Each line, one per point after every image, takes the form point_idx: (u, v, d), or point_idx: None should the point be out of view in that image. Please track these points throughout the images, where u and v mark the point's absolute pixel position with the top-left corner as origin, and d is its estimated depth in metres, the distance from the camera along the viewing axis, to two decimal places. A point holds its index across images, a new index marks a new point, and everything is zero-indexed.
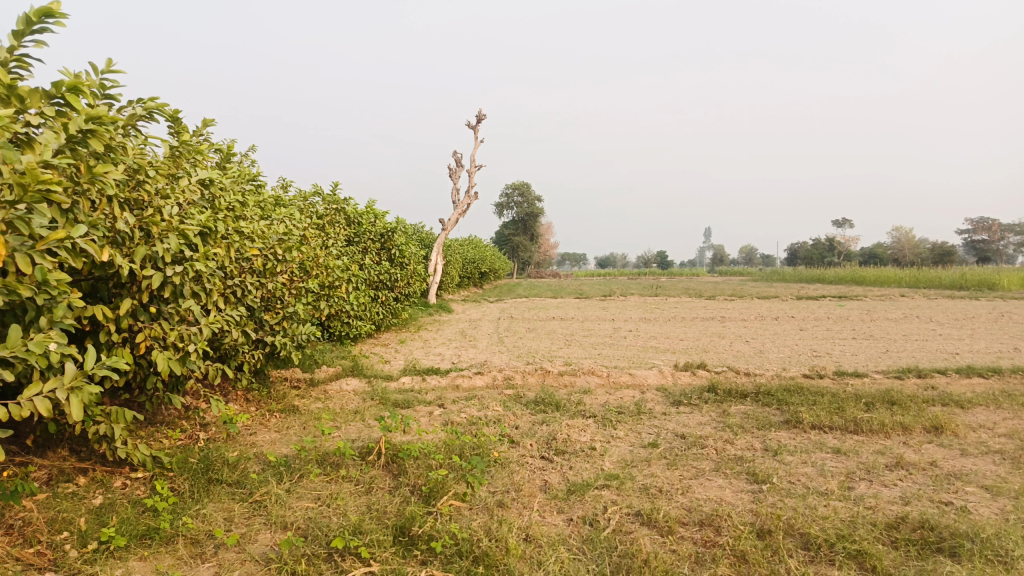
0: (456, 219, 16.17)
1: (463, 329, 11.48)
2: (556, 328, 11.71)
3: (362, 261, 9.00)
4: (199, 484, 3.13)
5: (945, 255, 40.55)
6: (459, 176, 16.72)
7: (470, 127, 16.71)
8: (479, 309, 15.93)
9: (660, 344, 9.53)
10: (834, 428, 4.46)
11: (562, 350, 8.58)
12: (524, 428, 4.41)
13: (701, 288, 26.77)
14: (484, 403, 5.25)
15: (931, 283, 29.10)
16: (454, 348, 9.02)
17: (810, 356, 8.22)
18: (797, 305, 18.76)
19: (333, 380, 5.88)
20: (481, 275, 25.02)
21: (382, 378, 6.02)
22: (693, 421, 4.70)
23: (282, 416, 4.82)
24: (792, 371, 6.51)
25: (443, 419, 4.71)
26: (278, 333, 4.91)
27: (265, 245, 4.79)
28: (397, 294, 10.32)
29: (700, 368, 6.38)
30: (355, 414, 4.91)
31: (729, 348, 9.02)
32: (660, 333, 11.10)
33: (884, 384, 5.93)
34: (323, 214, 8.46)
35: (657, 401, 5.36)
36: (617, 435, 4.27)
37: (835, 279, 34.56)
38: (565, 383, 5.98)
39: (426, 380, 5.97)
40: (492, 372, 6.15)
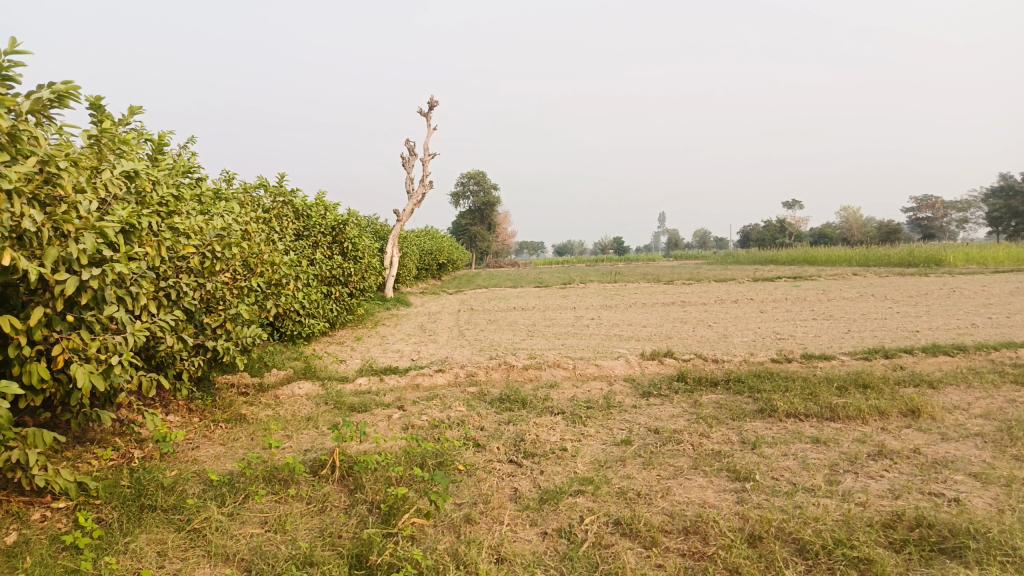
0: (411, 211, 15.79)
1: (422, 323, 11.16)
2: (517, 319, 11.46)
3: (312, 256, 8.61)
4: (130, 514, 2.79)
5: (892, 233, 41.53)
6: (412, 166, 16.30)
7: (422, 115, 16.28)
8: (437, 301, 15.62)
9: (624, 332, 9.37)
10: (810, 415, 4.31)
11: (525, 342, 8.34)
12: (490, 429, 4.15)
13: (659, 272, 26.85)
14: (446, 403, 4.97)
15: (880, 261, 29.71)
16: (412, 344, 8.71)
17: (775, 338, 8.13)
18: (755, 287, 18.85)
19: (284, 385, 5.54)
20: (438, 267, 24.66)
21: (337, 380, 5.69)
22: (666, 414, 4.50)
23: (228, 427, 4.48)
24: (761, 356, 6.37)
25: (403, 423, 4.41)
26: (221, 336, 4.57)
27: (201, 242, 4.45)
28: (352, 289, 9.94)
29: (668, 356, 6.20)
30: (308, 421, 4.59)
31: (693, 334, 8.89)
32: (622, 320, 10.95)
33: (853, 366, 5.83)
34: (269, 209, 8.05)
35: (626, 393, 5.15)
36: (588, 432, 4.05)
37: (788, 260, 35.07)
38: (531, 377, 5.73)
39: (384, 380, 5.66)
40: (453, 368, 5.87)
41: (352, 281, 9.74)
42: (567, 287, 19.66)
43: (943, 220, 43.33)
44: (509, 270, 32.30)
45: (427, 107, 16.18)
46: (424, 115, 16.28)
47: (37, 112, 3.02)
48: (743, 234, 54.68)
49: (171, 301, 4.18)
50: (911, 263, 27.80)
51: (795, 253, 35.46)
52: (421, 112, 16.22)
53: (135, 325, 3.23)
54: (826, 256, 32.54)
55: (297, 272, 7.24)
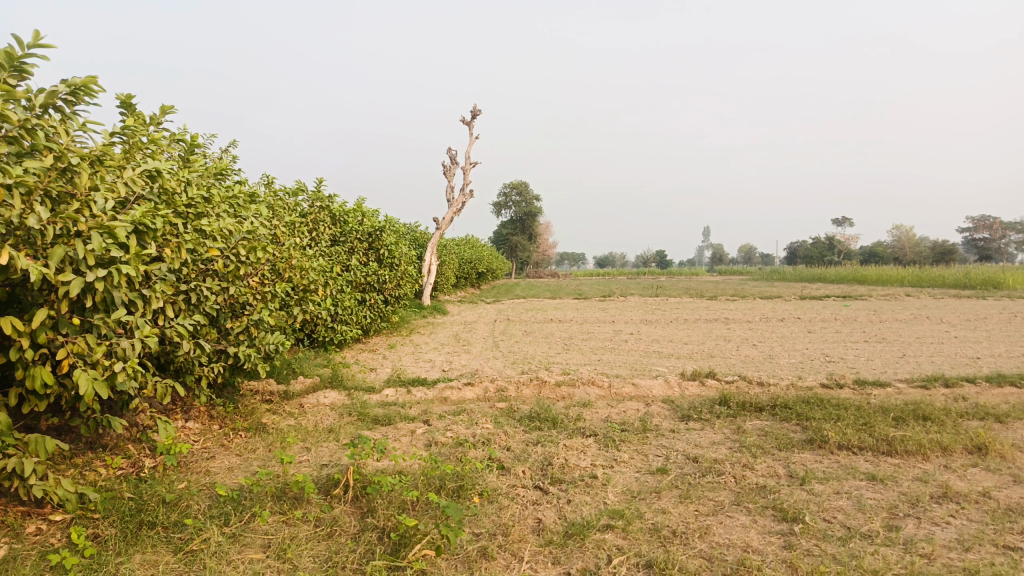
0: (451, 219, 15.69)
1: (457, 333, 10.99)
2: (554, 332, 11.21)
3: (347, 262, 8.51)
4: (127, 531, 2.64)
5: (946, 253, 40.11)
6: (453, 174, 16.22)
7: (465, 123, 16.20)
8: (475, 311, 15.46)
9: (663, 348, 9.04)
10: (864, 448, 3.97)
11: (561, 356, 8.08)
12: (516, 450, 3.92)
13: (701, 288, 26.30)
14: (473, 420, 4.75)
15: (934, 282, 28.63)
16: (445, 354, 8.53)
17: (824, 361, 7.72)
18: (802, 305, 18.24)
19: (309, 393, 5.40)
20: (478, 276, 24.56)
21: (363, 390, 5.53)
22: (706, 440, 4.21)
23: (248, 436, 4.33)
24: (809, 380, 6.01)
25: (426, 440, 4.21)
26: (243, 342, 4.44)
27: (227, 245, 4.33)
28: (387, 297, 9.83)
29: (709, 377, 5.89)
30: (329, 433, 4.42)
31: (736, 353, 8.52)
32: (663, 336, 10.61)
33: (910, 395, 5.44)
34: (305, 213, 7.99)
35: (664, 416, 4.87)
36: (621, 458, 3.78)
37: (836, 278, 34.08)
38: (563, 395, 5.48)
39: (411, 392, 5.47)
40: (483, 382, 5.65)
41: (388, 288, 9.63)
42: (607, 300, 19.32)
43: (1002, 241, 41.67)
44: (549, 282, 32.06)
45: (470, 116, 16.10)
46: (466, 123, 16.20)
47: (51, 106, 2.92)
48: (790, 251, 53.47)
49: (192, 304, 4.06)
50: (967, 285, 26.70)
51: (844, 271, 34.45)
52: (463, 120, 16.14)
53: (147, 329, 3.09)
54: (876, 275, 31.51)
55: (330, 278, 7.13)
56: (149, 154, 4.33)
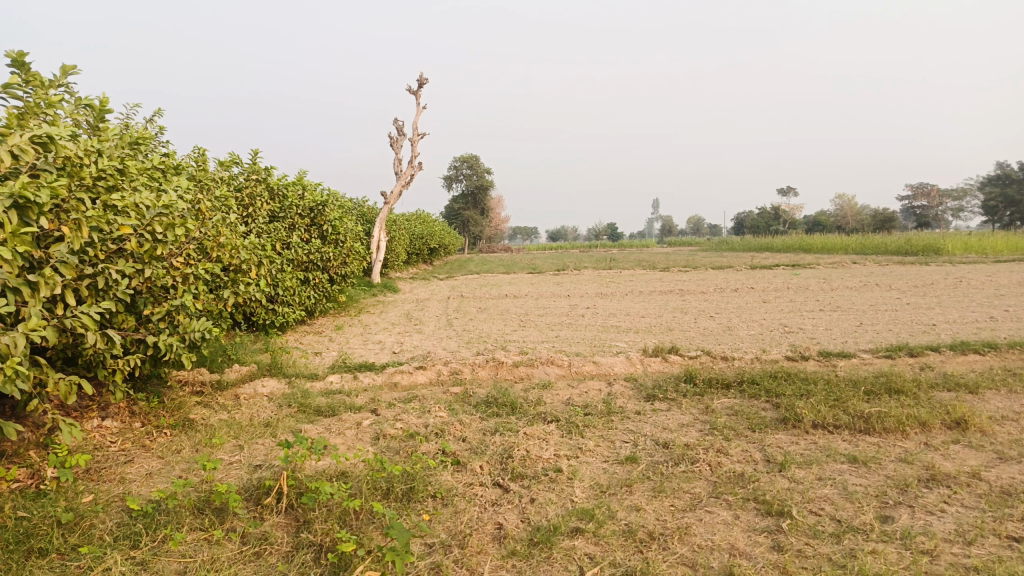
0: (400, 192, 15.16)
1: (409, 312, 10.58)
2: (509, 307, 10.89)
3: (287, 239, 7.99)
4: (11, 562, 2.21)
5: (887, 221, 41.12)
6: (401, 146, 15.66)
7: (411, 93, 15.62)
8: (427, 287, 15.03)
9: (621, 322, 8.81)
10: (840, 427, 3.76)
11: (517, 334, 7.77)
12: (472, 442, 3.58)
13: (653, 260, 26.29)
14: (425, 407, 4.40)
15: (877, 249, 29.25)
16: (396, 334, 8.13)
17: (784, 332, 7.59)
18: (754, 275, 18.30)
19: (246, 383, 4.98)
20: (429, 251, 24.07)
21: (305, 377, 5.11)
22: (674, 422, 3.95)
23: (175, 435, 3.90)
24: (774, 353, 5.82)
25: (374, 433, 3.84)
26: (164, 330, 4.00)
27: (142, 222, 3.86)
28: (332, 275, 9.34)
29: (673, 353, 5.65)
30: (265, 428, 4.02)
31: (696, 326, 8.34)
32: (620, 310, 10.39)
33: (876, 366, 5.29)
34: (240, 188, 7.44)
35: (628, 396, 4.60)
36: (587, 447, 3.49)
37: (784, 247, 34.60)
38: (521, 376, 5.16)
39: (358, 378, 5.07)
40: (435, 365, 5.29)
41: (333, 266, 9.15)
42: (561, 274, 19.08)
43: (939, 208, 42.85)
44: (502, 256, 31.69)
45: (416, 85, 15.52)
46: (413, 92, 15.62)
47: None
48: (737, 221, 54.17)
49: (100, 289, 3.60)
50: (908, 252, 27.34)
51: (791, 240, 34.95)
52: (410, 90, 15.55)
53: (36, 320, 2.66)
54: (822, 244, 32.03)
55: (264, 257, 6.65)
56: (48, 120, 3.82)
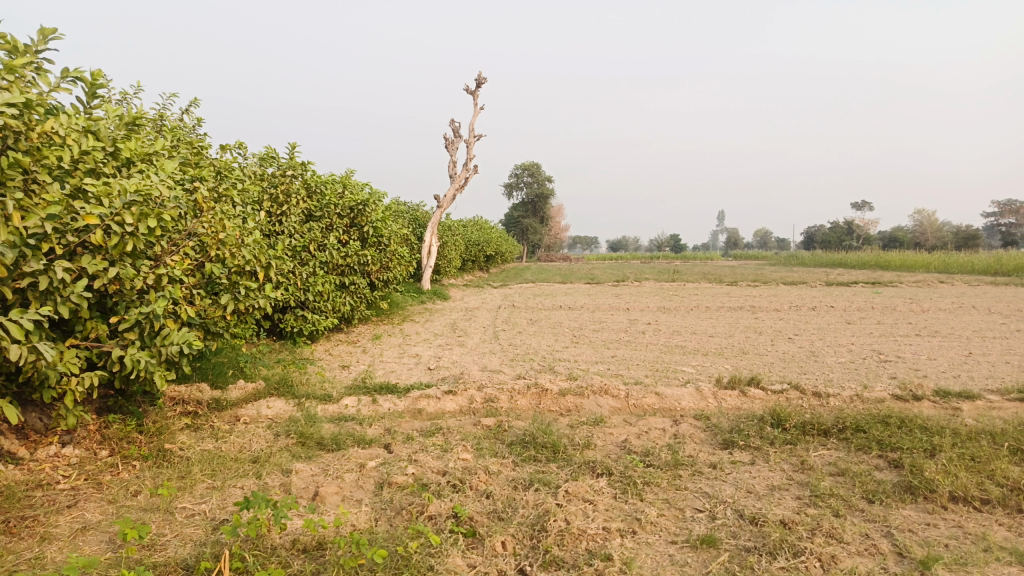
0: (453, 195, 14.51)
1: (455, 322, 9.85)
2: (562, 320, 10.06)
3: (321, 241, 7.34)
4: None
5: (971, 238, 38.53)
6: (457, 148, 15.03)
7: (468, 93, 14.95)
8: (479, 296, 14.34)
9: (687, 343, 7.87)
10: (990, 503, 2.81)
11: (568, 353, 6.92)
12: (498, 502, 2.78)
13: (718, 274, 24.98)
14: (448, 445, 3.62)
15: (963, 268, 27.18)
16: (435, 347, 7.41)
17: (879, 361, 6.52)
18: (830, 292, 16.93)
19: (248, 403, 4.33)
20: (486, 258, 23.43)
21: (317, 398, 4.41)
22: (762, 484, 3.06)
23: (144, 469, 3.24)
24: (877, 389, 4.82)
25: (377, 482, 3.09)
26: (136, 343, 3.33)
27: (112, 211, 3.20)
28: (373, 280, 8.68)
29: (752, 385, 4.71)
30: (252, 464, 3.31)
31: (772, 350, 7.33)
32: (685, 327, 9.43)
33: (1012, 413, 4.25)
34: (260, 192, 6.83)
35: (699, 440, 3.72)
36: (647, 517, 2.65)
37: (857, 263, 32.66)
38: (569, 407, 4.32)
39: (377, 403, 4.33)
40: (467, 389, 4.50)
41: (374, 271, 8.47)
42: (620, 285, 18.09)
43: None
44: (560, 266, 30.88)
45: (474, 84, 14.83)
46: (470, 92, 14.95)
47: None
48: (808, 236, 51.90)
49: (50, 291, 2.94)
50: (998, 272, 25.24)
51: (866, 256, 32.96)
52: (467, 89, 14.88)
53: None
54: (899, 261, 29.93)
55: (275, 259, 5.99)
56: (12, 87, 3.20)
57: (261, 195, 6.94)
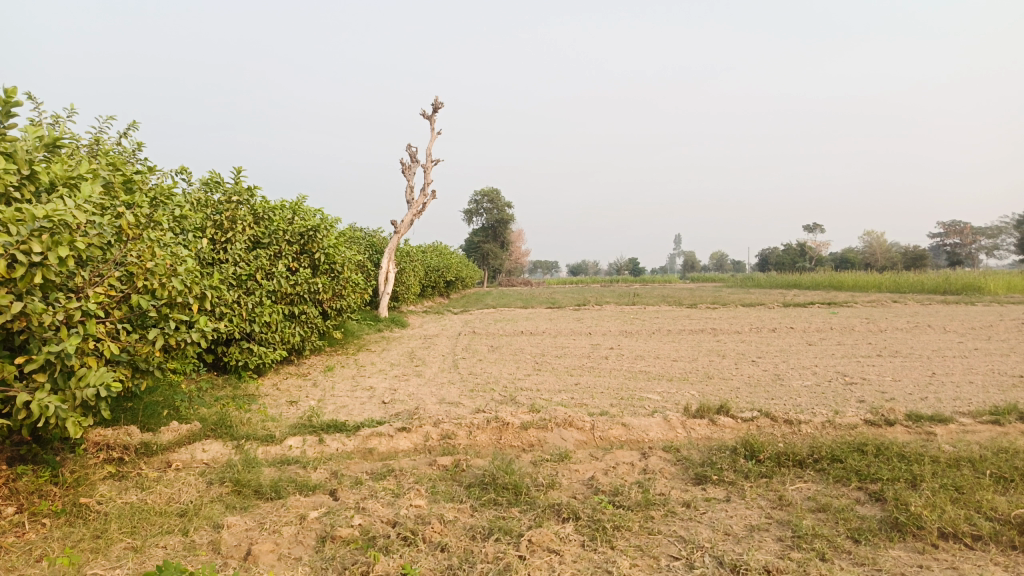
0: (411, 221, 14.23)
1: (413, 351, 9.52)
2: (524, 347, 9.82)
3: (268, 270, 6.99)
4: None
5: (918, 258, 39.57)
6: (413, 173, 14.79)
7: (425, 117, 14.76)
8: (438, 323, 14.03)
9: (651, 368, 7.69)
10: (982, 539, 2.63)
11: (530, 381, 6.67)
12: (453, 558, 2.50)
13: (678, 296, 25.04)
14: (401, 489, 3.32)
15: (912, 287, 27.79)
16: (391, 378, 7.08)
17: (845, 384, 6.42)
18: (789, 314, 17.01)
19: (182, 446, 3.97)
20: (446, 284, 23.13)
21: (259, 439, 4.07)
22: (740, 525, 2.84)
23: (55, 528, 2.85)
24: (848, 414, 4.66)
25: (319, 536, 2.77)
26: (48, 386, 2.98)
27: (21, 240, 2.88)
28: (326, 310, 8.33)
29: (722, 413, 4.51)
30: (179, 519, 2.96)
31: (738, 374, 7.19)
32: (648, 352, 9.26)
33: (987, 437, 4.12)
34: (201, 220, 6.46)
35: (670, 476, 3.49)
36: (620, 570, 2.39)
37: (812, 284, 33.20)
38: (531, 443, 4.07)
39: (324, 443, 4.01)
40: (422, 425, 4.21)
41: (327, 300, 8.13)
42: (581, 309, 17.94)
43: (974, 245, 41.12)
44: (521, 291, 30.76)
45: (430, 109, 14.64)
46: (426, 116, 14.75)
47: None
48: (763, 258, 52.82)
49: None
50: (946, 291, 25.85)
51: (820, 277, 33.52)
52: (423, 114, 14.68)
53: None
54: (852, 281, 30.47)
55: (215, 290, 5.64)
56: None
57: (203, 222, 6.59)
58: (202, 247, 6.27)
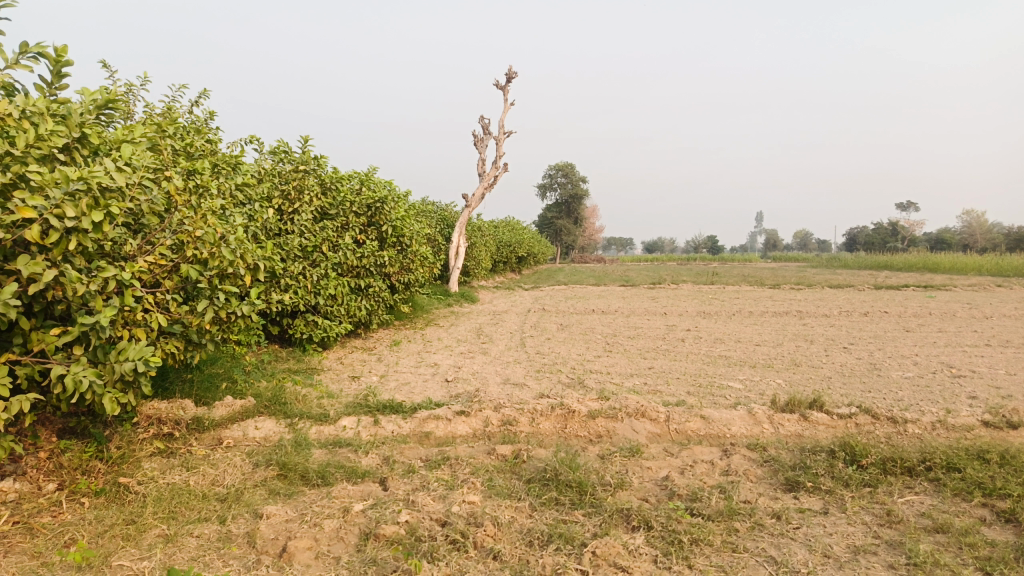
0: (482, 194, 13.97)
1: (481, 327, 9.29)
2: (595, 326, 9.43)
3: (334, 241, 6.83)
4: None
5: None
6: (486, 146, 14.49)
7: (498, 88, 14.40)
8: (508, 298, 13.78)
9: (732, 353, 7.19)
10: None
11: (601, 364, 6.30)
12: None
13: (758, 276, 24.02)
14: (455, 481, 3.05)
15: (1017, 270, 25.76)
16: (457, 355, 6.85)
17: (951, 377, 5.78)
18: (880, 297, 15.96)
19: (234, 424, 3.82)
20: (518, 260, 22.87)
21: (312, 418, 3.88)
22: (843, 547, 2.43)
23: (92, 509, 2.70)
24: (962, 413, 4.11)
25: (362, 533, 2.52)
26: (86, 360, 2.84)
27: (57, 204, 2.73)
28: (393, 283, 8.15)
29: (814, 408, 4.05)
30: (218, 505, 2.78)
31: (828, 363, 6.62)
32: (728, 335, 8.72)
33: None
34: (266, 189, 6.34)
35: (757, 480, 3.09)
36: None
37: (904, 265, 31.31)
38: (599, 433, 3.73)
39: (379, 425, 3.78)
40: (482, 409, 3.92)
41: (394, 273, 7.94)
42: (655, 288, 17.35)
43: None
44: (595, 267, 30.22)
45: (504, 79, 14.26)
46: (500, 87, 14.38)
47: None
48: (850, 237, 50.32)
49: None
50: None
51: (913, 258, 31.60)
52: (497, 84, 14.31)
53: None
54: (949, 263, 28.54)
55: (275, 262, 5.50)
56: None
57: (271, 192, 6.47)
58: (268, 218, 6.15)
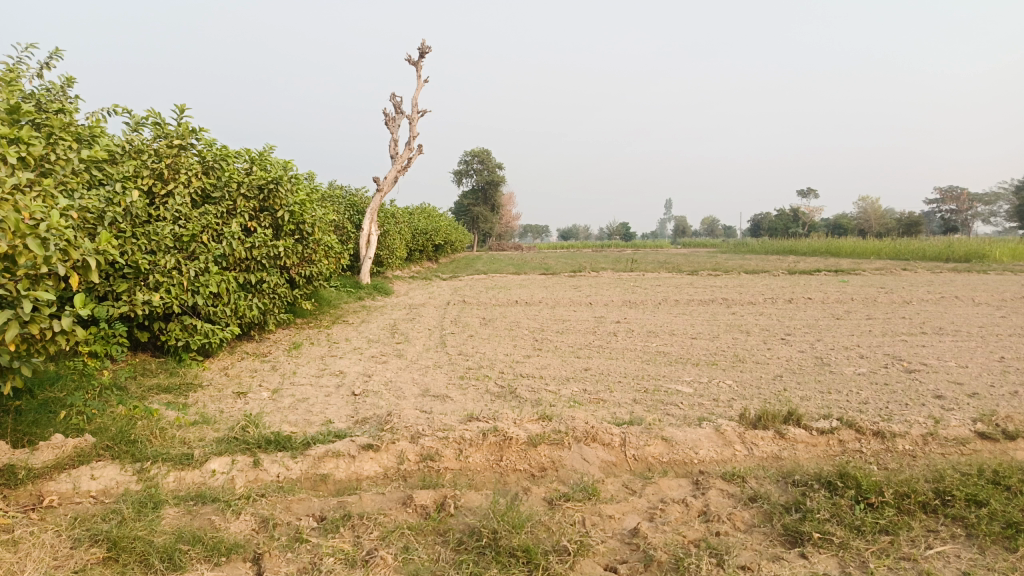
0: (395, 178, 13.01)
1: (396, 323, 8.42)
2: (520, 320, 8.73)
3: (218, 229, 5.81)
4: None
5: (914, 224, 38.63)
6: (398, 126, 13.51)
7: (410, 64, 13.43)
8: (425, 289, 12.91)
9: (670, 348, 6.62)
10: None
11: (532, 366, 5.57)
12: None
13: (674, 263, 23.98)
14: (358, 555, 2.24)
15: (914, 254, 26.74)
16: (366, 360, 5.98)
17: (906, 373, 5.37)
18: (797, 282, 15.95)
19: (60, 474, 2.86)
20: (434, 248, 21.99)
21: (172, 461, 2.97)
22: None
23: None
24: (951, 421, 3.60)
25: None
26: None
27: None
28: (293, 277, 7.17)
29: (789, 422, 3.46)
30: None
31: (774, 358, 6.13)
32: (662, 327, 8.18)
33: None
34: (130, 169, 5.27)
35: (749, 533, 2.44)
36: None
37: (808, 250, 32.17)
38: (542, 468, 3.00)
39: (262, 468, 2.91)
40: (395, 440, 3.12)
41: (293, 266, 6.96)
42: (578, 276, 16.83)
43: (972, 213, 39.77)
44: (512, 255, 29.65)
45: (417, 55, 13.32)
46: (412, 64, 13.42)
47: None
48: (757, 223, 51.80)
49: None
50: (949, 259, 24.85)
51: (818, 243, 32.52)
52: (409, 60, 13.35)
53: None
54: (850, 248, 29.49)
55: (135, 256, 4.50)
56: None
57: (138, 170, 5.39)
58: (133, 202, 5.09)
